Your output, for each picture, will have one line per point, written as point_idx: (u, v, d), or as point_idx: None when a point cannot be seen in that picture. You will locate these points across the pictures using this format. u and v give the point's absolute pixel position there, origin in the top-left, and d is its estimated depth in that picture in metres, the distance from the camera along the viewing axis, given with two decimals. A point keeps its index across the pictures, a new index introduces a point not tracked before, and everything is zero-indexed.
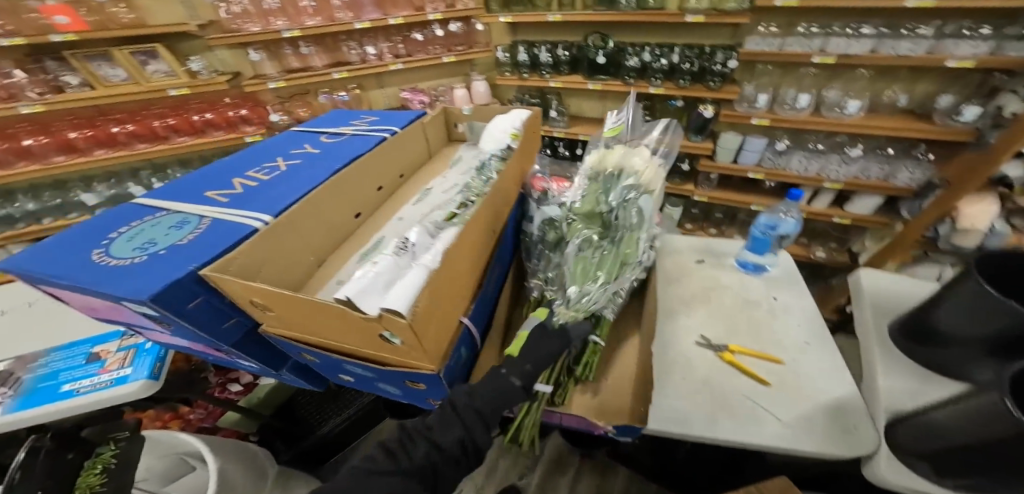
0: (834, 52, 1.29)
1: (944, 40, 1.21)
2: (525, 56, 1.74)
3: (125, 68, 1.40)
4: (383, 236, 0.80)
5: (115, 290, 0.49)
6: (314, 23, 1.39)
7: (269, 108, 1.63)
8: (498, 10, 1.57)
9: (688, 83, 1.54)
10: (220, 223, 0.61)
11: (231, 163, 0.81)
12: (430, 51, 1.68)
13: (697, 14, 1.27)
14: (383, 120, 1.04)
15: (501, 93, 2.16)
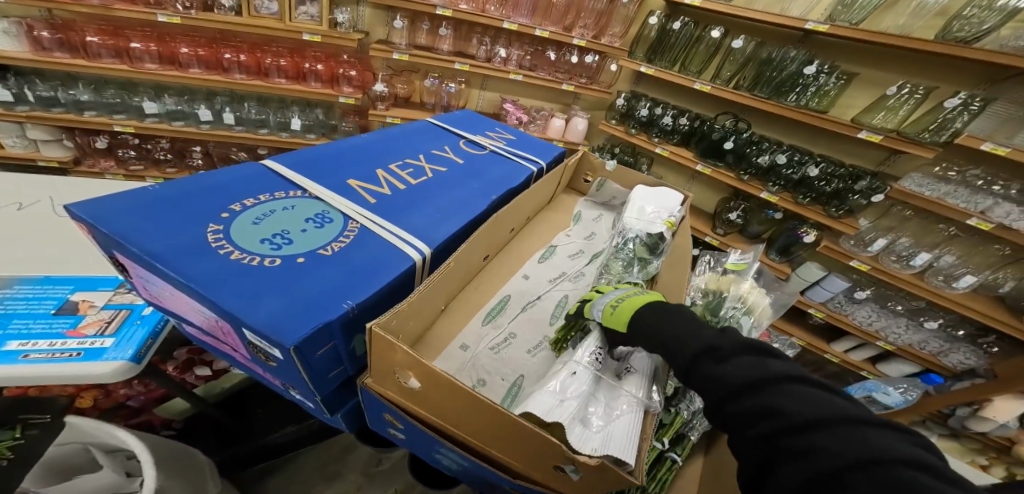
0: (993, 220, 1.16)
1: None
2: (646, 113, 1.65)
3: (279, 2, 1.24)
4: (509, 297, 0.66)
5: (243, 311, 0.34)
6: (466, 8, 1.27)
7: (377, 77, 1.44)
8: (642, 58, 1.46)
9: (807, 202, 1.44)
10: (369, 238, 0.47)
11: (367, 147, 0.68)
12: (553, 74, 1.51)
13: (875, 132, 1.19)
14: (520, 142, 0.89)
15: (592, 137, 2.03)
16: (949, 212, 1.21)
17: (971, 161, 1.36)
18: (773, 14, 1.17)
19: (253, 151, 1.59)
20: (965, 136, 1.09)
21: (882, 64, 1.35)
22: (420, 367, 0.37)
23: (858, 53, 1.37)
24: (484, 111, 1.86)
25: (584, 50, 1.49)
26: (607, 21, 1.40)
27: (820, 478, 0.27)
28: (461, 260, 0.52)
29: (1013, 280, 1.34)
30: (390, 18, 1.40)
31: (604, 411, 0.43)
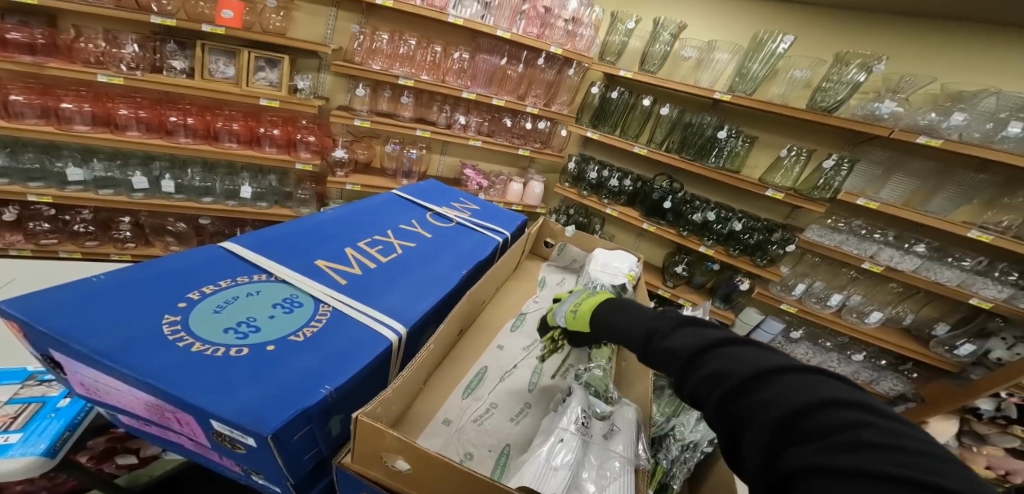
0: (880, 262, 1.31)
1: (974, 279, 1.23)
2: (595, 176, 1.73)
3: (236, 67, 1.24)
4: (485, 368, 0.56)
5: (213, 403, 0.27)
6: (428, 79, 1.35)
7: (337, 143, 1.44)
8: (588, 124, 1.61)
9: (738, 254, 1.53)
10: (344, 321, 0.41)
11: (335, 224, 0.63)
12: (511, 140, 1.60)
13: (778, 191, 1.35)
14: (484, 213, 0.84)
15: (548, 198, 2.11)
16: (845, 258, 1.34)
17: (855, 214, 1.48)
18: (686, 86, 1.34)
19: (194, 221, 1.46)
20: (844, 193, 1.28)
21: (775, 130, 1.52)
22: (412, 453, 0.31)
23: (756, 119, 1.54)
24: (445, 176, 1.90)
25: (535, 117, 1.61)
26: (556, 91, 1.54)
27: (762, 435, 0.23)
28: (439, 338, 0.46)
29: (910, 313, 1.49)
30: (352, 86, 1.44)
31: (595, 473, 0.37)
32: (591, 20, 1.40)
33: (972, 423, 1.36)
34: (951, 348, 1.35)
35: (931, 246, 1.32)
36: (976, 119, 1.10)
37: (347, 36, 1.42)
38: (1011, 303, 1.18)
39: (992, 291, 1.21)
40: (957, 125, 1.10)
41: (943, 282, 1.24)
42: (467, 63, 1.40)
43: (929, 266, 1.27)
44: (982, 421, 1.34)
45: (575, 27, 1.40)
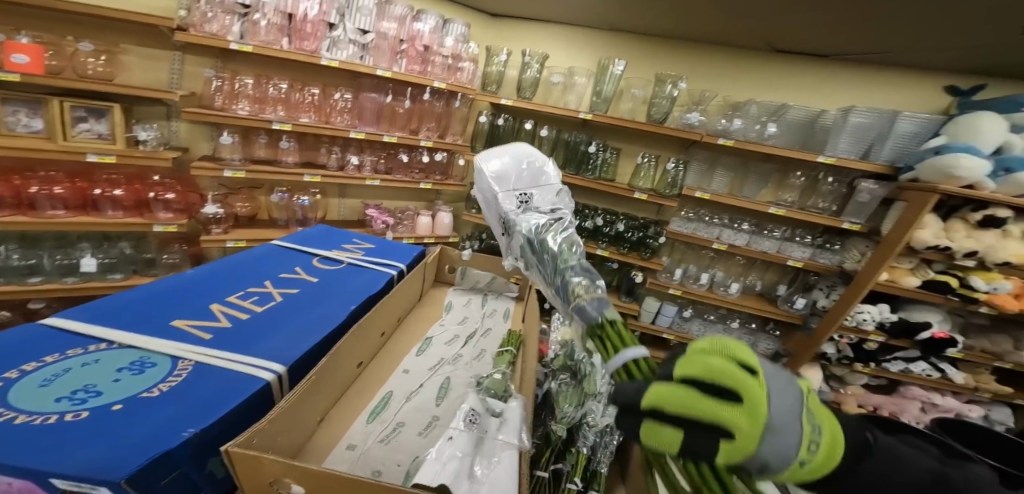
0: (725, 242, 1.51)
1: (786, 243, 1.48)
2: None
3: (47, 120, 1.04)
4: (391, 393, 0.53)
5: (48, 464, 0.23)
6: (308, 121, 1.30)
7: (206, 198, 1.27)
8: (483, 151, 1.68)
9: (626, 250, 1.65)
10: (210, 370, 0.36)
11: (199, 282, 0.55)
12: (410, 175, 1.58)
13: (642, 193, 1.54)
14: (380, 250, 0.82)
15: (460, 227, 2.12)
16: (701, 242, 1.52)
17: (700, 206, 1.69)
18: (555, 108, 1.50)
19: (17, 309, 1.16)
20: (687, 189, 1.50)
21: (627, 139, 1.71)
22: (301, 473, 0.27)
23: (611, 132, 1.72)
24: (348, 219, 1.81)
25: (431, 150, 1.63)
26: (447, 122, 1.59)
27: None
28: (324, 373, 0.42)
29: (759, 280, 1.72)
30: (215, 133, 1.31)
31: (484, 461, 0.36)
32: (469, 55, 1.50)
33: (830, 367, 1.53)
34: (791, 303, 1.59)
35: (753, 223, 1.57)
36: (748, 123, 1.40)
37: (199, 80, 1.30)
38: (813, 260, 1.46)
39: (800, 253, 1.47)
40: (739, 128, 1.39)
41: (765, 250, 1.48)
42: (351, 103, 1.39)
43: (755, 239, 1.49)
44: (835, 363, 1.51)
45: (456, 62, 1.48)
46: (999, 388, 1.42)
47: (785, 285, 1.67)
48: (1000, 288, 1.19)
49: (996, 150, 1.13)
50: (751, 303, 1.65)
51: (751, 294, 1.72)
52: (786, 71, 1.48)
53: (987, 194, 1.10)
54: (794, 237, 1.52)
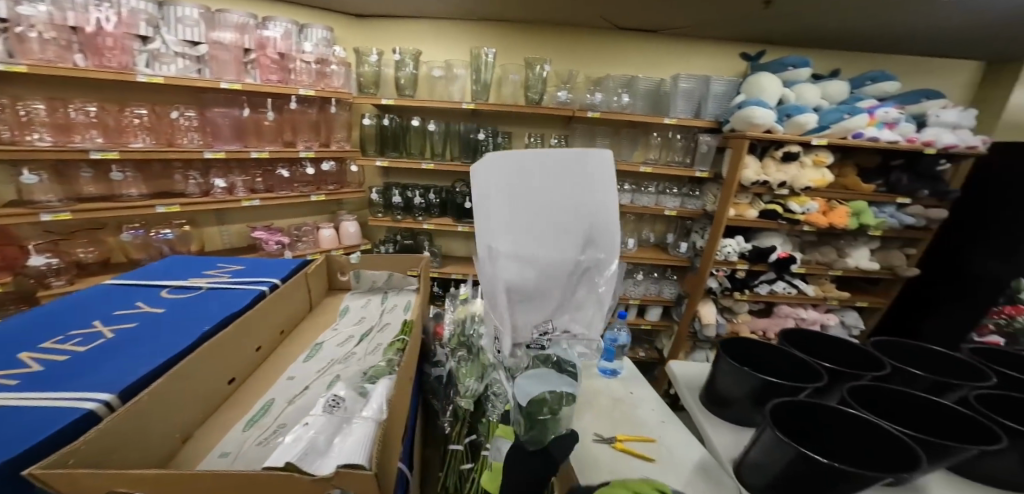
0: None
1: (660, 196, 1.72)
2: (400, 199, 1.71)
3: None
4: (273, 400, 0.56)
5: None
6: (144, 145, 1.13)
7: (26, 250, 1.05)
8: (375, 154, 1.63)
9: None
10: (20, 411, 0.34)
11: (11, 329, 0.49)
12: (296, 189, 1.47)
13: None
14: (253, 269, 0.77)
15: (373, 234, 2.00)
16: None
17: None
18: (434, 101, 1.48)
19: None
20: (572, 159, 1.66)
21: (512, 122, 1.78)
22: (127, 479, 0.29)
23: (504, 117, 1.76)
24: (237, 246, 1.62)
25: (318, 159, 1.52)
26: (328, 128, 1.49)
27: None
28: (168, 393, 0.43)
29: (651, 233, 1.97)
30: (16, 174, 1.07)
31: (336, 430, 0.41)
32: (337, 59, 1.42)
33: (719, 299, 1.78)
34: (677, 248, 1.83)
35: (632, 183, 1.77)
36: (609, 94, 1.58)
37: None
38: (682, 207, 1.72)
39: (672, 203, 1.71)
40: (601, 101, 1.58)
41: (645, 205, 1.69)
42: (198, 121, 1.24)
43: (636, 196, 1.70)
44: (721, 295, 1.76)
45: (324, 67, 1.40)
46: (838, 293, 1.78)
47: (672, 233, 1.92)
48: (810, 209, 1.52)
49: (777, 104, 1.48)
50: (649, 255, 1.86)
51: (648, 246, 1.95)
52: (631, 40, 1.65)
53: (780, 135, 1.41)
54: (667, 190, 1.75)
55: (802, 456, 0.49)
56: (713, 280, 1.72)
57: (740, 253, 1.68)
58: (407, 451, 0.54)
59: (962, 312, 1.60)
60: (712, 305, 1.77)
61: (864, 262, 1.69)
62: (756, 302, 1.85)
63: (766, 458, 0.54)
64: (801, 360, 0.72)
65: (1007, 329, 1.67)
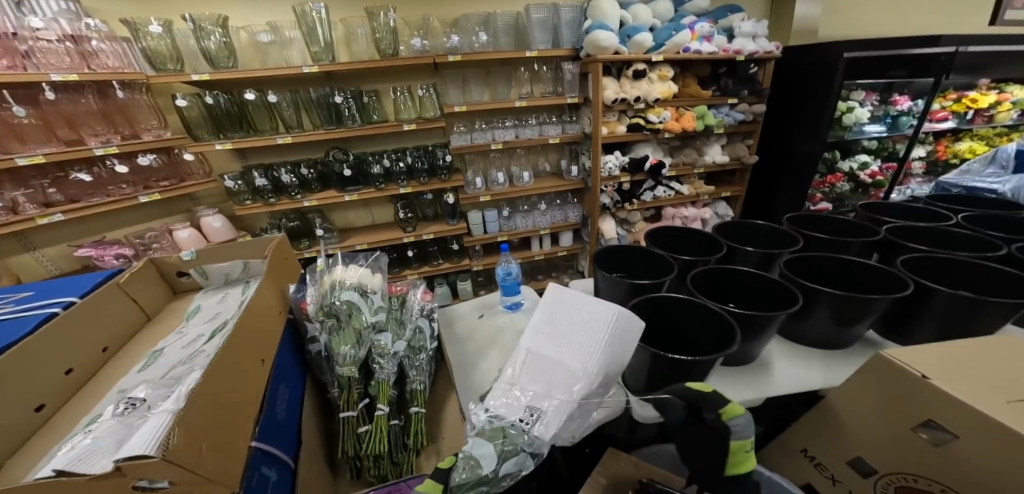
0: (499, 140, 1.70)
1: (543, 126, 1.76)
2: (265, 181, 1.50)
3: None
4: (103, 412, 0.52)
5: None
6: None
7: None
8: (210, 138, 1.37)
9: (427, 179, 1.66)
10: None
11: None
12: (112, 193, 1.23)
13: (410, 123, 1.54)
14: (44, 292, 0.65)
15: (252, 221, 1.73)
16: (479, 148, 1.67)
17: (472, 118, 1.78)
18: (272, 70, 1.28)
19: None
20: (447, 107, 1.58)
21: (376, 78, 1.64)
22: None
23: (366, 75, 1.62)
24: (66, 272, 1.34)
25: (132, 154, 1.27)
26: (130, 114, 1.29)
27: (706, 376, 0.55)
28: None
29: (547, 162, 2.00)
30: None
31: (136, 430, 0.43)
32: (97, 34, 1.17)
33: (616, 213, 1.88)
34: (569, 172, 1.88)
35: (514, 119, 1.80)
36: (468, 37, 1.51)
37: None
38: (564, 133, 1.78)
39: (554, 130, 1.77)
40: (459, 43, 1.49)
41: (529, 137, 1.72)
42: None
43: (520, 130, 1.72)
44: (616, 209, 1.87)
45: (81, 45, 1.15)
46: (707, 188, 1.95)
47: (563, 159, 1.96)
48: (666, 117, 1.71)
49: (619, 25, 1.58)
50: (552, 184, 1.86)
51: (548, 175, 1.97)
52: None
53: (628, 55, 1.52)
54: (548, 121, 1.79)
55: (657, 355, 0.57)
56: (605, 196, 1.81)
57: (621, 167, 1.79)
58: (280, 427, 0.61)
59: (794, 183, 1.89)
60: (612, 221, 1.87)
61: (718, 157, 1.86)
62: (647, 209, 2.01)
63: (637, 361, 0.62)
64: (661, 258, 0.82)
65: (832, 195, 2.14)
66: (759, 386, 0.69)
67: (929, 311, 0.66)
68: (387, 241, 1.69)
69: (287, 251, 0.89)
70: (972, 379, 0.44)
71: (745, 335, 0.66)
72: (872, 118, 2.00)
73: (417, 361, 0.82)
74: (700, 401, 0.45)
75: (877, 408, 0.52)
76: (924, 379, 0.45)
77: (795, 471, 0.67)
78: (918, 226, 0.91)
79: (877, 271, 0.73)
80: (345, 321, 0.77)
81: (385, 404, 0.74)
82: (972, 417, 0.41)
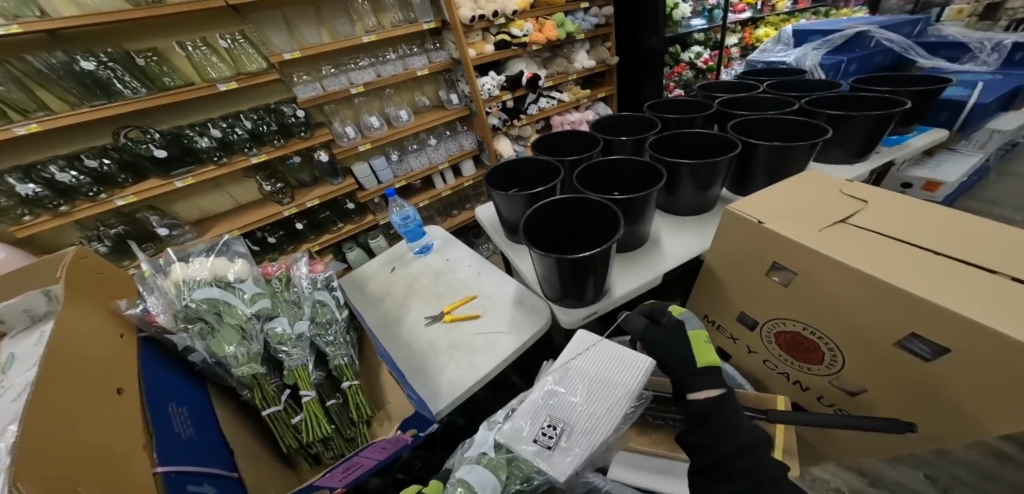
0: (358, 83, 1.50)
1: (406, 58, 1.59)
2: (35, 187, 1.12)
3: None
4: None
5: None
6: None
7: None
8: None
9: (281, 142, 1.42)
10: None
11: None
12: None
13: (228, 82, 1.26)
14: None
15: (54, 239, 1.30)
16: (335, 95, 1.45)
17: (317, 63, 1.54)
18: None
19: None
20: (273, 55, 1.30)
21: (155, 31, 1.28)
22: None
23: (133, 31, 1.24)
24: None
25: None
26: None
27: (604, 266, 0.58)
28: None
29: (425, 95, 1.82)
30: None
31: None
32: None
33: (508, 132, 1.85)
34: (450, 101, 1.77)
35: (369, 56, 1.59)
36: None
37: None
38: (432, 62, 1.64)
39: (420, 61, 1.62)
40: None
41: (394, 73, 1.55)
42: None
43: (380, 67, 1.54)
44: (507, 127, 1.83)
45: None
46: (585, 92, 2.00)
47: (440, 90, 1.82)
48: (529, 30, 1.69)
49: None
50: (433, 117, 1.72)
51: (431, 109, 1.82)
52: None
53: None
54: (410, 52, 1.63)
55: (564, 261, 0.58)
56: (493, 118, 1.75)
57: (500, 86, 1.72)
58: (203, 445, 0.55)
59: (654, 76, 2.04)
60: (507, 140, 1.84)
61: (584, 62, 1.92)
62: (537, 121, 1.98)
63: (544, 270, 0.64)
64: (548, 163, 0.83)
65: (682, 83, 2.42)
66: (651, 263, 0.77)
67: (754, 164, 0.83)
68: (262, 220, 1.43)
69: (105, 266, 0.69)
70: (791, 218, 0.58)
71: (630, 219, 0.71)
72: (695, 14, 2.27)
73: (330, 336, 0.78)
74: (654, 311, 0.64)
75: (739, 263, 0.65)
76: (760, 224, 0.58)
77: (710, 339, 0.83)
78: (741, 95, 1.10)
79: (719, 139, 0.86)
80: (218, 320, 0.68)
81: (309, 389, 0.71)
82: (790, 243, 0.54)
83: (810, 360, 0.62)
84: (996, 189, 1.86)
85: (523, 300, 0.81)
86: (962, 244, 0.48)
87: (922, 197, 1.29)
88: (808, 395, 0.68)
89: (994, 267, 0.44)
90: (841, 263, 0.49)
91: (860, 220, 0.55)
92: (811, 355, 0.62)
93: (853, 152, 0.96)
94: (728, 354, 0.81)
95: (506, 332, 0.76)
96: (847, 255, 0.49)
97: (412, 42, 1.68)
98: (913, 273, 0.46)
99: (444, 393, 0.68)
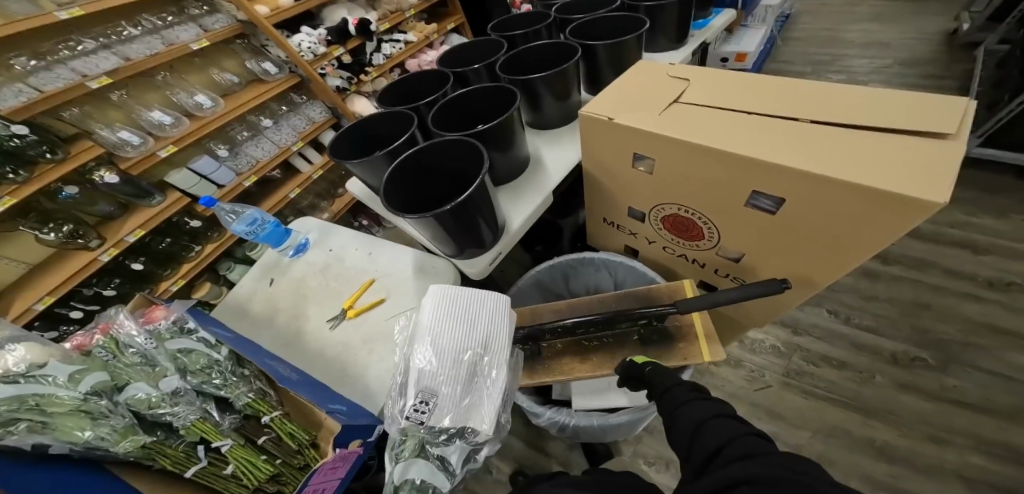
0: (96, 72, 1.02)
1: (161, 31, 1.19)
2: None
3: None
4: None
5: None
6: None
7: None
8: None
9: (21, 175, 0.95)
10: None
11: None
12: None
13: None
14: None
15: None
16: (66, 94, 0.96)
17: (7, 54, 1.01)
18: None
19: None
20: None
21: None
22: None
23: None
24: None
25: None
26: None
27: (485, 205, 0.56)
28: None
29: (231, 73, 1.45)
30: None
31: None
32: None
33: (362, 89, 1.63)
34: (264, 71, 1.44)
35: (93, 36, 1.15)
36: None
37: None
38: (209, 30, 1.25)
39: (188, 31, 1.21)
40: None
41: (150, 52, 1.11)
42: None
43: (120, 48, 1.10)
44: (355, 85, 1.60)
45: None
46: (431, 26, 1.82)
47: (245, 62, 1.46)
48: None
49: None
50: (249, 95, 1.39)
51: (245, 86, 1.45)
52: None
53: None
54: (162, 23, 1.24)
55: (443, 213, 0.53)
56: (333, 79, 1.52)
57: (324, 41, 1.48)
58: None
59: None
60: (365, 99, 1.64)
61: None
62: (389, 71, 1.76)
63: (429, 230, 0.59)
64: (399, 113, 0.73)
65: None
66: (538, 185, 0.78)
67: (597, 65, 0.85)
68: (75, 275, 1.07)
69: None
70: (636, 108, 0.60)
71: (498, 149, 0.69)
72: None
73: (214, 380, 0.68)
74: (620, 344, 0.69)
75: (614, 166, 0.68)
76: (611, 121, 0.58)
77: (617, 240, 0.91)
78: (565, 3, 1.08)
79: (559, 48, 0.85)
80: (47, 410, 0.53)
81: (219, 438, 0.63)
82: (637, 133, 0.57)
83: (694, 237, 0.72)
84: (785, 53, 2.25)
85: (423, 267, 0.77)
86: (769, 103, 0.55)
87: (736, 70, 1.50)
88: (708, 270, 0.80)
89: (797, 115, 0.51)
90: (686, 142, 0.52)
91: (688, 96, 0.60)
92: (692, 233, 0.71)
93: (676, 40, 1.04)
94: (636, 250, 0.90)
95: (417, 305, 0.73)
96: (688, 132, 0.53)
97: (163, 9, 1.28)
98: (744, 130, 0.52)
99: (378, 390, 0.64)
